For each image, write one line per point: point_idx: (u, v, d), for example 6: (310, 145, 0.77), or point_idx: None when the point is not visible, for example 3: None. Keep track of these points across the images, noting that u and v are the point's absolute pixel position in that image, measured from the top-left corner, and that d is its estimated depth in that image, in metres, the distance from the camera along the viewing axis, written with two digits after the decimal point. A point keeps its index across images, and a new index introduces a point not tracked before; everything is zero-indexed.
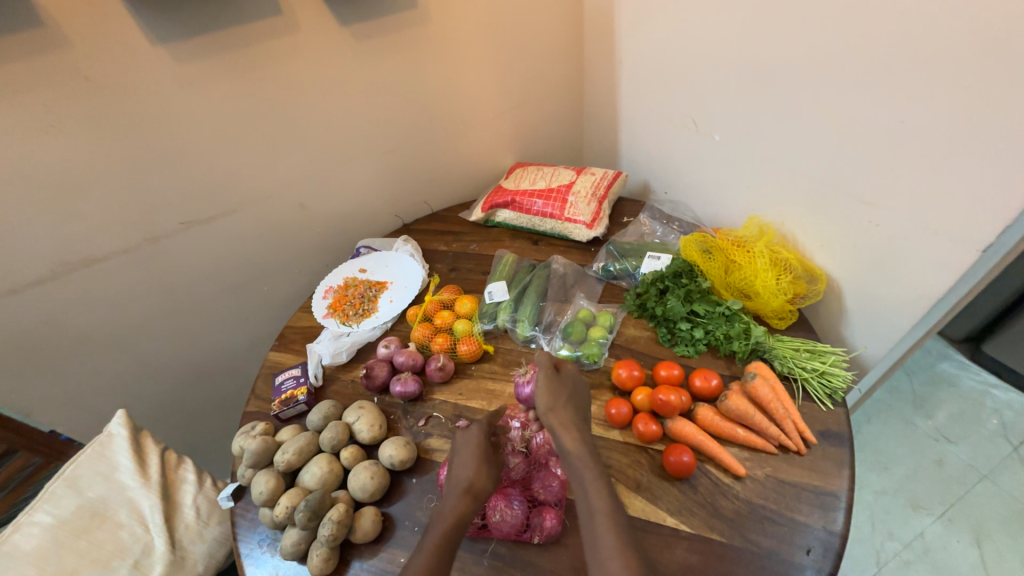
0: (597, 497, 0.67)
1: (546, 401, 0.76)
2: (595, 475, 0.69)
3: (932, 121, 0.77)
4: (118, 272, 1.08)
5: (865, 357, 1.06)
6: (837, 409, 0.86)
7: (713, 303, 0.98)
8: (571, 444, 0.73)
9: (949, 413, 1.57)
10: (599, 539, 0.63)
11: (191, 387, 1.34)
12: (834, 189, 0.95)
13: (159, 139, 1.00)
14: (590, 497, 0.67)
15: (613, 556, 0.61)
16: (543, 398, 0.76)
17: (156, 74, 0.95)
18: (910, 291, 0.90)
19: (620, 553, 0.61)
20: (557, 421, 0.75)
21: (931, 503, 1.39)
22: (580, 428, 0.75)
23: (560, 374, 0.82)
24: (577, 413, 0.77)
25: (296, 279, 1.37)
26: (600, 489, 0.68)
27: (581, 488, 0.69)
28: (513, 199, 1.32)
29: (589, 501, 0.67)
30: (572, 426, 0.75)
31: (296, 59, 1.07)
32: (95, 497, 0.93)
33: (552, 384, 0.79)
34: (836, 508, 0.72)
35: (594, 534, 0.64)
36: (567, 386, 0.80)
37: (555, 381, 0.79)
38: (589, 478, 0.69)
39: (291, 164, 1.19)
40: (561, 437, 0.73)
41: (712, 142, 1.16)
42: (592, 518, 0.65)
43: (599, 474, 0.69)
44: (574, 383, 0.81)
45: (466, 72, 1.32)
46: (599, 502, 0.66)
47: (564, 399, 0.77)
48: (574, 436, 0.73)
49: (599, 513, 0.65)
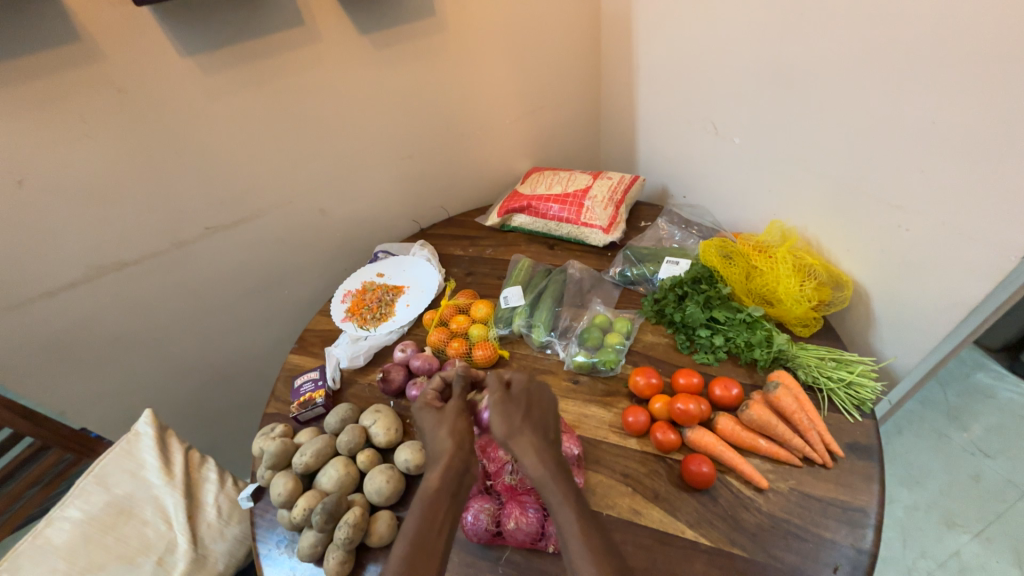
0: (566, 524, 0.61)
1: (501, 427, 0.69)
2: (564, 499, 0.63)
3: (967, 122, 0.74)
4: (147, 276, 1.12)
5: (895, 366, 1.02)
6: (865, 421, 0.82)
7: (733, 309, 0.96)
8: (535, 469, 0.66)
9: (986, 426, 1.49)
10: (577, 563, 0.58)
11: (214, 388, 1.38)
12: (861, 193, 0.92)
13: (187, 147, 1.04)
14: (560, 523, 0.62)
15: None
16: (498, 425, 0.69)
17: (186, 86, 0.98)
18: (944, 297, 0.86)
19: None
20: (519, 441, 0.68)
21: (967, 520, 1.32)
22: (544, 449, 0.67)
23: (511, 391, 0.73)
24: (541, 431, 0.69)
25: (316, 284, 1.40)
26: (571, 509, 0.62)
27: (552, 513, 0.63)
28: (529, 204, 1.31)
29: (559, 528, 0.61)
30: (535, 445, 0.67)
31: (319, 69, 1.10)
32: (122, 494, 0.96)
33: (501, 403, 0.71)
34: (865, 525, 0.69)
35: (571, 557, 0.59)
36: (520, 402, 0.71)
37: (507, 402, 0.71)
38: (557, 500, 0.63)
39: (312, 171, 1.22)
40: (524, 465, 0.66)
41: (731, 145, 1.15)
42: (564, 549, 0.60)
43: (567, 495, 0.63)
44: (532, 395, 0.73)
45: (483, 78, 1.33)
46: (567, 524, 0.61)
47: (521, 418, 0.70)
48: (537, 461, 0.66)
49: (571, 544, 0.60)
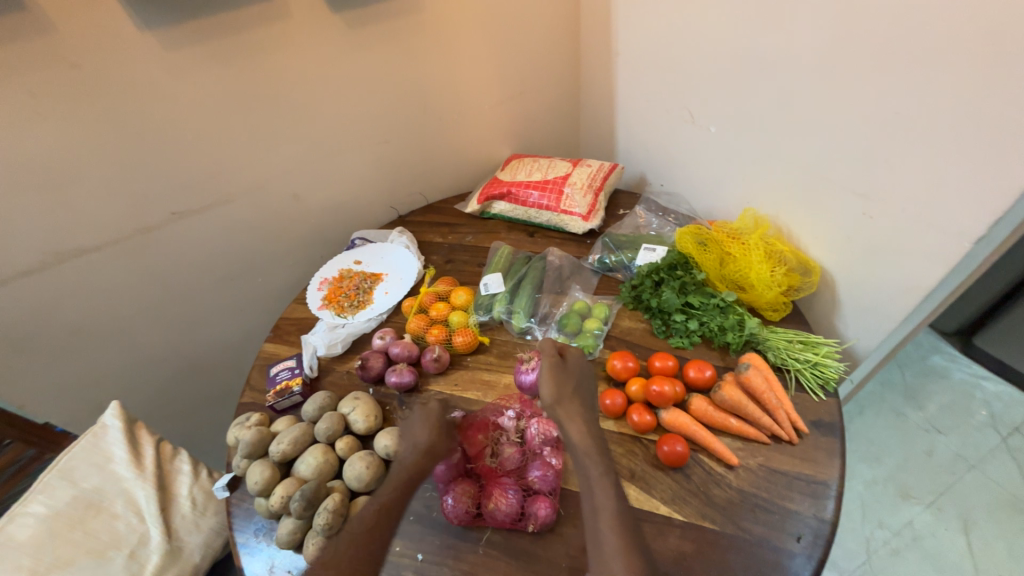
0: (602, 493, 0.67)
1: (550, 392, 0.77)
2: (602, 473, 0.69)
3: (926, 113, 0.77)
4: (110, 263, 1.07)
5: (857, 348, 1.07)
6: (829, 399, 0.86)
7: (708, 295, 0.98)
8: (578, 435, 0.73)
9: (940, 405, 1.59)
10: (601, 537, 0.64)
11: (186, 379, 1.34)
12: (828, 182, 0.95)
13: (150, 128, 0.99)
14: (595, 494, 0.67)
15: (616, 557, 0.61)
16: (549, 387, 0.77)
17: (146, 63, 0.93)
18: (902, 282, 0.91)
19: (622, 554, 0.61)
20: (565, 409, 0.75)
21: (920, 492, 1.41)
22: (588, 421, 0.75)
23: (565, 362, 0.82)
24: (586, 406, 0.77)
25: (291, 271, 1.37)
26: (606, 486, 0.68)
27: (587, 484, 0.68)
28: (508, 191, 1.31)
29: (594, 496, 0.67)
30: (580, 417, 0.75)
31: (289, 48, 1.06)
32: (90, 488, 0.93)
33: (555, 375, 0.78)
34: (826, 496, 0.73)
35: (596, 532, 0.64)
36: (572, 378, 0.79)
37: (560, 369, 0.79)
38: (595, 474, 0.69)
39: (284, 155, 1.18)
40: (568, 428, 0.74)
41: (707, 134, 1.16)
42: (595, 516, 0.66)
43: (605, 471, 0.69)
44: (578, 372, 0.81)
45: (461, 61, 1.30)
46: (603, 500, 0.66)
47: (569, 391, 0.77)
48: (581, 428, 0.73)
49: (603, 512, 0.65)
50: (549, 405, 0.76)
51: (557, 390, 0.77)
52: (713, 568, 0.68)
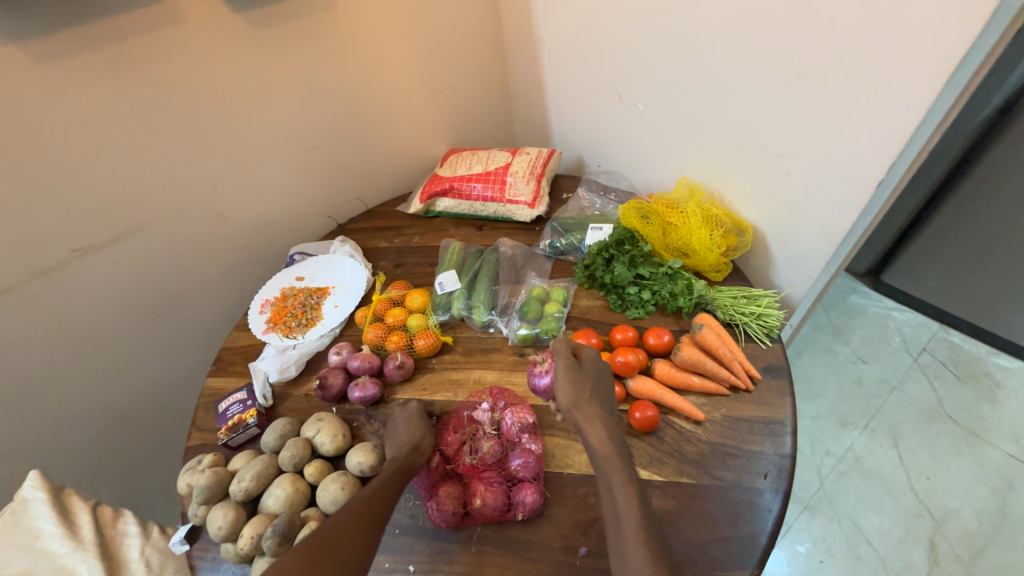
0: (626, 502, 0.66)
1: (568, 396, 0.76)
2: (625, 481, 0.68)
3: (822, 75, 0.85)
4: (4, 316, 0.94)
5: (791, 296, 1.16)
6: (774, 345, 0.93)
7: (656, 264, 1.02)
8: (598, 441, 0.72)
9: (862, 338, 1.77)
10: (628, 547, 0.62)
11: (118, 433, 1.20)
12: (748, 145, 1.02)
13: (31, 156, 0.87)
14: (619, 502, 0.66)
15: (642, 567, 0.60)
16: (565, 392, 0.77)
17: (15, 82, 0.82)
18: (821, 230, 1.00)
19: (648, 564, 0.60)
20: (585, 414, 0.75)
21: (856, 417, 1.57)
22: (607, 424, 0.74)
23: (580, 362, 0.80)
24: (604, 407, 0.76)
25: (226, 298, 1.26)
26: (628, 493, 0.67)
27: (610, 492, 0.68)
28: (451, 186, 1.29)
29: (618, 505, 0.66)
30: (600, 421, 0.74)
31: (189, 55, 0.97)
32: (16, 574, 0.81)
33: (572, 378, 0.77)
34: (784, 433, 0.79)
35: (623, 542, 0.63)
36: (590, 380, 0.78)
37: (576, 370, 0.78)
38: (617, 481, 0.68)
39: (200, 172, 1.08)
40: (588, 433, 0.73)
41: (635, 111, 1.21)
42: (620, 526, 0.65)
43: (628, 477, 0.69)
44: (595, 371, 0.80)
45: (383, 58, 1.26)
46: (627, 509, 0.65)
47: (588, 395, 0.76)
48: (601, 432, 0.73)
49: (629, 522, 0.64)
50: (567, 408, 0.76)
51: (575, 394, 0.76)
52: (696, 518, 0.72)
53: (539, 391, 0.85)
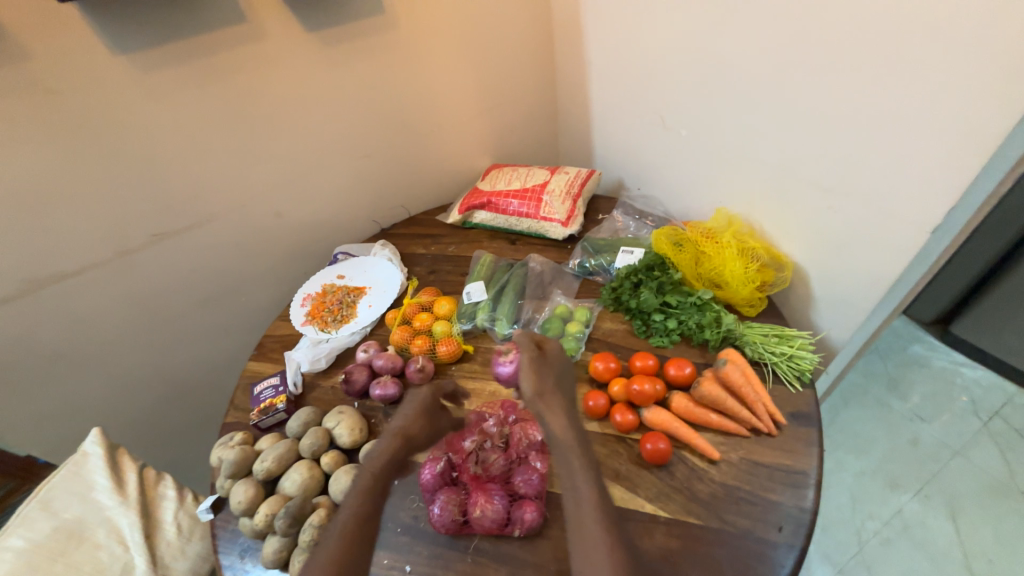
0: (585, 486, 0.69)
1: (532, 385, 0.79)
2: (583, 465, 0.71)
3: (882, 109, 0.81)
4: (90, 288, 1.07)
5: (831, 340, 1.10)
6: (806, 390, 0.88)
7: (685, 294, 1.00)
8: (559, 429, 0.75)
9: (922, 393, 1.62)
10: (586, 522, 0.66)
11: (170, 403, 1.32)
12: (796, 179, 0.99)
13: (125, 151, 0.99)
14: (578, 486, 0.69)
15: (598, 549, 0.63)
16: (531, 382, 0.79)
17: (120, 86, 0.94)
18: (870, 273, 0.94)
19: (605, 546, 0.63)
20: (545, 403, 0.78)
21: (908, 481, 1.43)
22: (567, 414, 0.77)
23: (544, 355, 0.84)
24: (565, 397, 0.80)
25: (274, 289, 1.36)
26: (586, 475, 0.70)
27: (568, 474, 0.71)
28: (488, 200, 1.33)
29: (577, 488, 0.69)
30: (563, 412, 0.77)
31: (266, 68, 1.08)
32: (71, 518, 0.91)
33: (539, 370, 0.80)
34: (806, 485, 0.75)
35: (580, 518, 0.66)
36: (553, 372, 0.82)
37: (540, 363, 0.81)
38: (577, 466, 0.71)
39: (264, 173, 1.18)
40: (548, 420, 0.76)
41: (679, 137, 1.20)
42: (580, 506, 0.67)
43: (587, 462, 0.72)
44: (557, 365, 0.83)
45: (437, 75, 1.32)
46: (586, 491, 0.68)
47: (551, 385, 0.80)
48: (562, 420, 0.76)
49: (586, 502, 0.67)
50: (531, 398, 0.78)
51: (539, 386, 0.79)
52: (700, 563, 0.69)
53: (502, 376, 0.93)
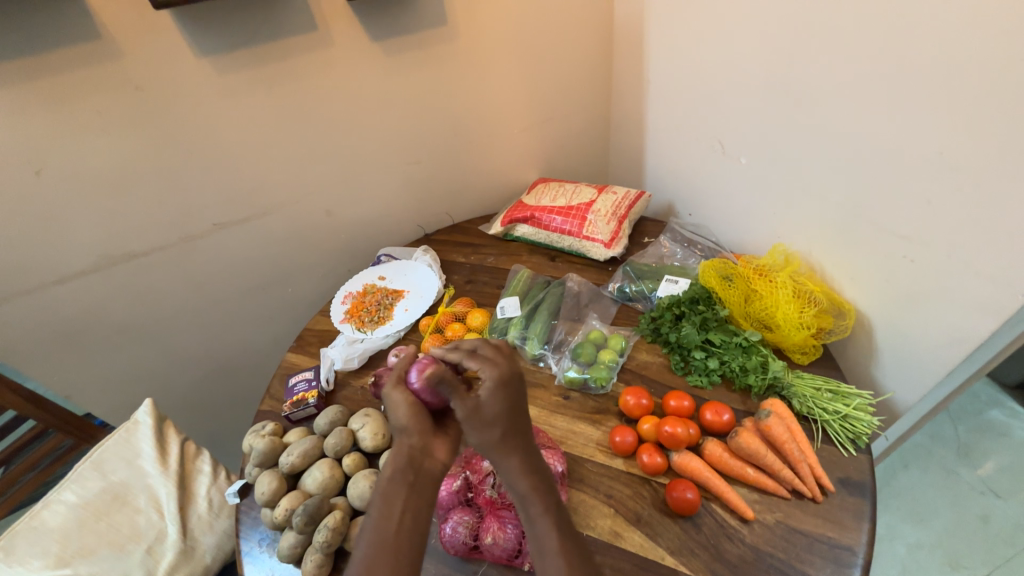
0: (548, 534, 0.62)
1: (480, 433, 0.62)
2: (545, 511, 0.63)
3: (977, 155, 0.72)
4: (156, 268, 1.15)
5: (895, 399, 0.99)
6: (859, 456, 0.80)
7: (730, 333, 0.94)
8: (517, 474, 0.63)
9: (999, 466, 1.44)
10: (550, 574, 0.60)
11: (216, 381, 1.40)
12: (867, 221, 0.90)
13: (199, 145, 1.07)
14: (542, 535, 0.62)
15: None
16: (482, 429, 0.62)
17: (200, 86, 1.01)
18: (948, 332, 0.84)
19: None
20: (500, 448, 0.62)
21: (974, 563, 1.27)
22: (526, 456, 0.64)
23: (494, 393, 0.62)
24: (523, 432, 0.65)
25: (319, 283, 1.42)
26: (548, 522, 0.62)
27: (529, 521, 0.63)
28: (532, 214, 1.31)
29: (541, 538, 0.62)
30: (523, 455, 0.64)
31: (331, 74, 1.12)
32: (118, 481, 0.98)
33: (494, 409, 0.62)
34: (851, 565, 0.67)
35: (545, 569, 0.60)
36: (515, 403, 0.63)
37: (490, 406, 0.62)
38: (537, 513, 0.62)
39: (320, 173, 1.24)
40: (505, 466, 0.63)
41: (738, 165, 1.14)
42: (544, 557, 0.61)
43: (550, 506, 0.63)
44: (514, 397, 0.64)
45: (493, 87, 1.33)
46: (550, 541, 0.61)
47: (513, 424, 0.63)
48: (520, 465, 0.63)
49: (552, 554, 0.61)
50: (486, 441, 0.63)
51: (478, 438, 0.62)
52: None
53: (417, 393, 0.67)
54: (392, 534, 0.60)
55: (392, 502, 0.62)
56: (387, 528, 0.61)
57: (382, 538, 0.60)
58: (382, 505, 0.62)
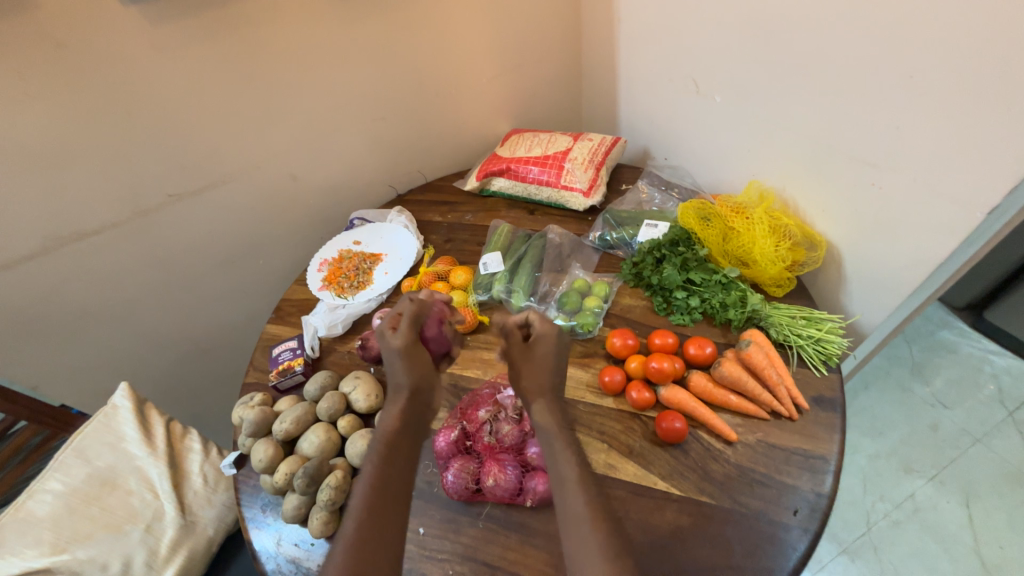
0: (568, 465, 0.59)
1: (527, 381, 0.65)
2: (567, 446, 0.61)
3: (946, 78, 0.72)
4: (111, 247, 1.08)
5: (862, 323, 1.05)
6: (831, 375, 0.85)
7: (709, 271, 0.96)
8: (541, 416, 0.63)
9: (946, 379, 1.57)
10: (571, 504, 0.56)
11: (193, 360, 1.36)
12: (838, 153, 0.92)
13: (139, 109, 0.97)
14: (560, 464, 0.59)
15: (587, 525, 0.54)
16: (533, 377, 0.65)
17: (129, 39, 0.91)
18: (911, 255, 0.88)
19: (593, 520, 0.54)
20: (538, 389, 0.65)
21: (923, 465, 1.41)
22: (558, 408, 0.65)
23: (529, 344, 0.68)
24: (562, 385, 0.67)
25: (291, 253, 1.36)
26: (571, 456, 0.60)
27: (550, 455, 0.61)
28: (507, 167, 1.28)
29: (559, 469, 0.59)
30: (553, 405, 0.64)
31: (277, 21, 1.03)
32: (104, 466, 0.96)
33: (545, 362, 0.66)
34: (825, 471, 0.73)
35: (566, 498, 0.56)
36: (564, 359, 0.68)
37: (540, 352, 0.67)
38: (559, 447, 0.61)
39: (278, 134, 1.16)
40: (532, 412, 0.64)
41: (712, 104, 1.12)
42: (562, 486, 0.58)
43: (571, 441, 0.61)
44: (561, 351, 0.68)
45: (456, 31, 1.25)
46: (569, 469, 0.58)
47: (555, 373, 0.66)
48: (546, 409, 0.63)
49: (569, 480, 0.58)
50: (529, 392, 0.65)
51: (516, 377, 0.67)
52: (709, 540, 0.69)
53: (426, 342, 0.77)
54: (399, 481, 0.61)
55: (397, 448, 0.64)
56: (393, 474, 0.62)
57: (389, 486, 0.61)
58: (390, 441, 0.64)
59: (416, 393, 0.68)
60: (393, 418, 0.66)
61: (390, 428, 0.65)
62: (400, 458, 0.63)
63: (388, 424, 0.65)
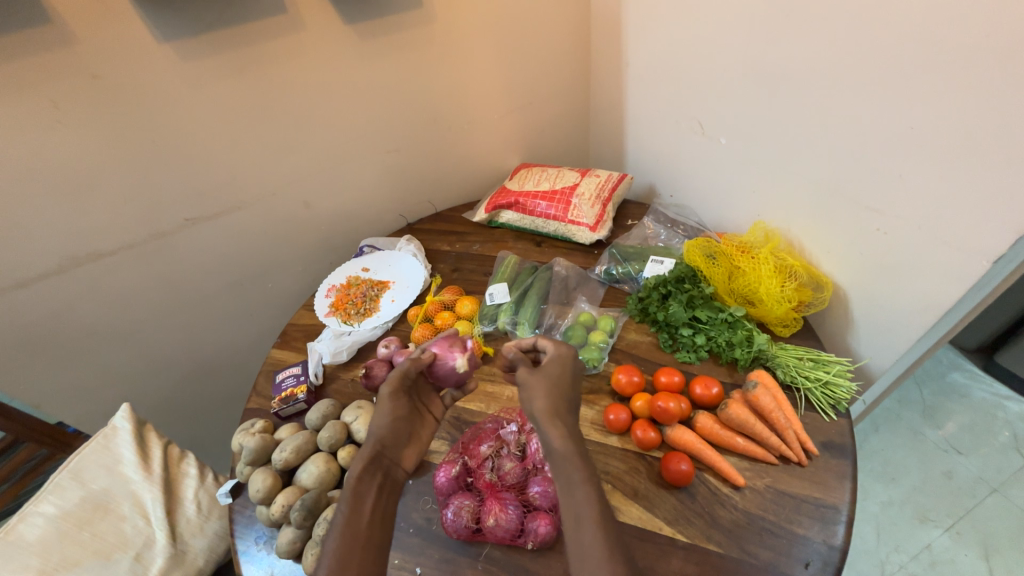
0: (585, 498, 0.58)
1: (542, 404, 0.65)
2: (585, 477, 0.59)
3: (949, 130, 0.75)
4: (125, 268, 1.10)
5: (871, 366, 1.04)
6: (840, 420, 0.84)
7: (716, 309, 0.97)
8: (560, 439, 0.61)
9: (959, 424, 1.54)
10: (586, 547, 0.55)
11: (196, 382, 1.36)
12: (843, 197, 0.93)
13: (164, 138, 1.02)
14: (578, 499, 0.58)
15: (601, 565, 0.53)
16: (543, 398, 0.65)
17: (161, 73, 0.96)
18: (919, 298, 0.88)
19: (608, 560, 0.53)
20: (546, 409, 0.64)
21: (939, 515, 1.36)
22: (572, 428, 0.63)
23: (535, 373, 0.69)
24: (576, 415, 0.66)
25: (299, 277, 1.38)
26: (586, 492, 0.58)
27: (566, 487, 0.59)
28: (516, 200, 1.31)
29: (575, 501, 0.58)
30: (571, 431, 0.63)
31: (302, 60, 1.08)
32: (99, 489, 0.95)
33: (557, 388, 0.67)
34: (836, 522, 0.71)
35: (581, 541, 0.55)
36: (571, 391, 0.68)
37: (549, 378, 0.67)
38: (578, 478, 0.59)
39: (296, 164, 1.20)
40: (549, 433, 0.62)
41: (717, 145, 1.15)
42: (579, 524, 0.57)
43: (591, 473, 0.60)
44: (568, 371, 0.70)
45: (471, 71, 1.31)
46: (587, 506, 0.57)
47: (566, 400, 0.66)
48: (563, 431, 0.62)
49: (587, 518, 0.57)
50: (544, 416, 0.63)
51: (526, 398, 0.66)
52: None
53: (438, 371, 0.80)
54: (366, 524, 0.62)
55: (363, 496, 0.65)
56: (359, 517, 0.62)
57: (355, 528, 0.61)
58: (355, 489, 0.65)
59: (376, 445, 0.69)
60: (358, 466, 0.67)
61: (354, 476, 0.66)
62: (366, 499, 0.65)
63: (352, 472, 0.66)
